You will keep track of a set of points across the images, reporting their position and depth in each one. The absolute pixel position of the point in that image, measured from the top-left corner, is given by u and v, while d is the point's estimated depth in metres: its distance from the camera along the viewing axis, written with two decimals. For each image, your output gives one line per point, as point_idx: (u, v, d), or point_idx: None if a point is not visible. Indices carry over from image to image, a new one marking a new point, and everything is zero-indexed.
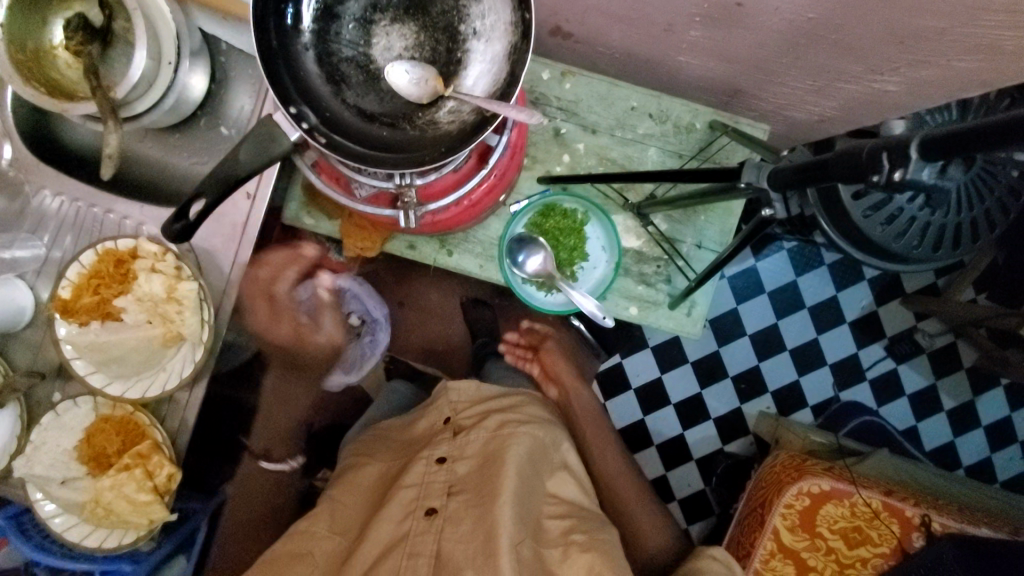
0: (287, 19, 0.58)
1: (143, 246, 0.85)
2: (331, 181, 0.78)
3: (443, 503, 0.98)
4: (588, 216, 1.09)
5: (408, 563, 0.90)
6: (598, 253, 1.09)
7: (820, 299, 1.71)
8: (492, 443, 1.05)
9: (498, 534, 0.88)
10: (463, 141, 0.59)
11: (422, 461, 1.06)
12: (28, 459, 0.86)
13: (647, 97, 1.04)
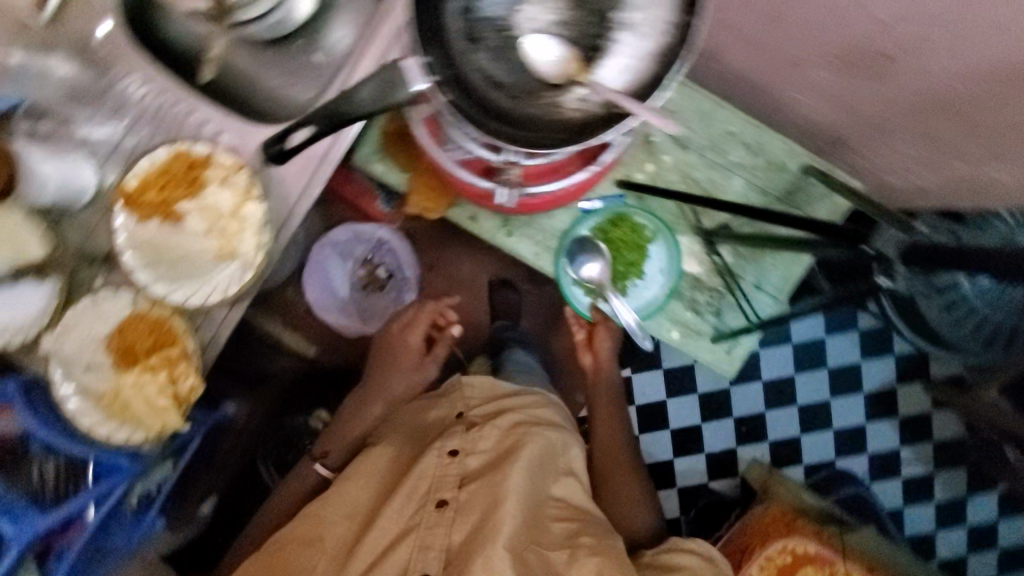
0: None
1: (220, 156, 0.84)
2: (427, 141, 0.82)
3: (454, 496, 1.05)
4: (656, 234, 1.04)
5: (418, 556, 1.00)
6: (656, 274, 1.04)
7: (842, 363, 1.64)
8: (505, 444, 1.11)
9: (500, 535, 0.97)
10: (586, 134, 0.57)
11: (435, 451, 1.11)
12: (59, 337, 0.86)
13: (748, 125, 1.00)
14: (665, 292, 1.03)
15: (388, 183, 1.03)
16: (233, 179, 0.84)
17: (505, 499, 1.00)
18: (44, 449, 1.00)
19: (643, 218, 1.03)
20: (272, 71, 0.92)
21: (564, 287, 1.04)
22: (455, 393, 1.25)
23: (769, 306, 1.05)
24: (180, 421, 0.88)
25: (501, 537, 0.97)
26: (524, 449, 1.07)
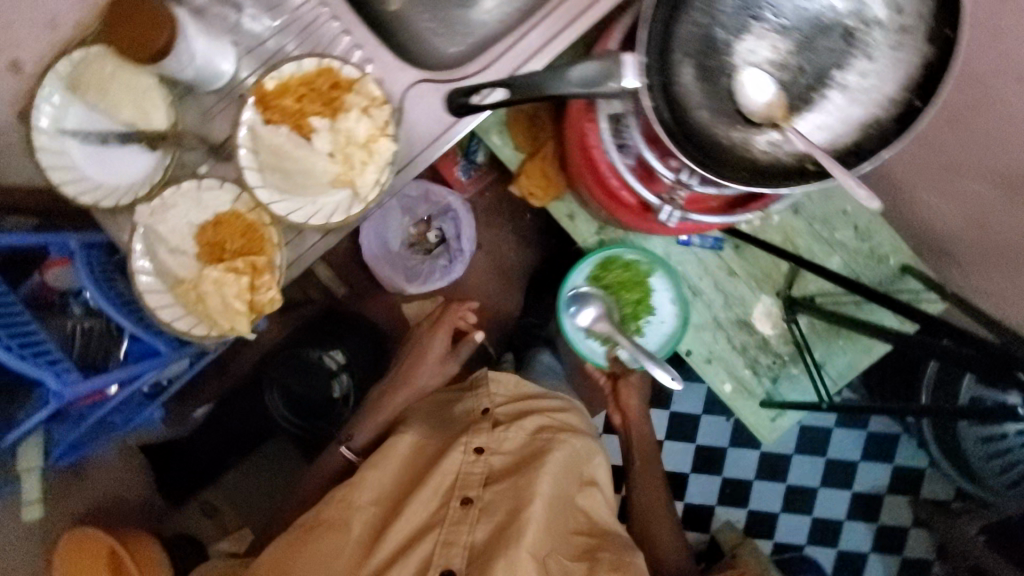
0: None
1: (366, 84, 0.83)
2: (586, 139, 0.81)
3: (479, 495, 1.05)
4: (649, 270, 1.04)
5: (441, 552, 0.99)
6: (662, 313, 1.05)
7: (841, 458, 1.72)
8: (529, 448, 1.11)
9: (525, 541, 0.97)
10: (768, 179, 0.64)
11: (460, 447, 1.10)
12: (155, 213, 0.86)
13: (863, 209, 1.00)
14: (677, 325, 1.04)
15: (500, 157, 1.02)
16: (370, 111, 0.82)
17: (531, 506, 1.00)
18: (84, 313, 1.10)
19: (634, 258, 1.04)
20: (424, 12, 0.93)
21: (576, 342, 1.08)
22: (481, 387, 1.23)
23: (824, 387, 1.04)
24: (249, 327, 0.87)
25: (527, 544, 0.96)
26: (550, 458, 1.07)
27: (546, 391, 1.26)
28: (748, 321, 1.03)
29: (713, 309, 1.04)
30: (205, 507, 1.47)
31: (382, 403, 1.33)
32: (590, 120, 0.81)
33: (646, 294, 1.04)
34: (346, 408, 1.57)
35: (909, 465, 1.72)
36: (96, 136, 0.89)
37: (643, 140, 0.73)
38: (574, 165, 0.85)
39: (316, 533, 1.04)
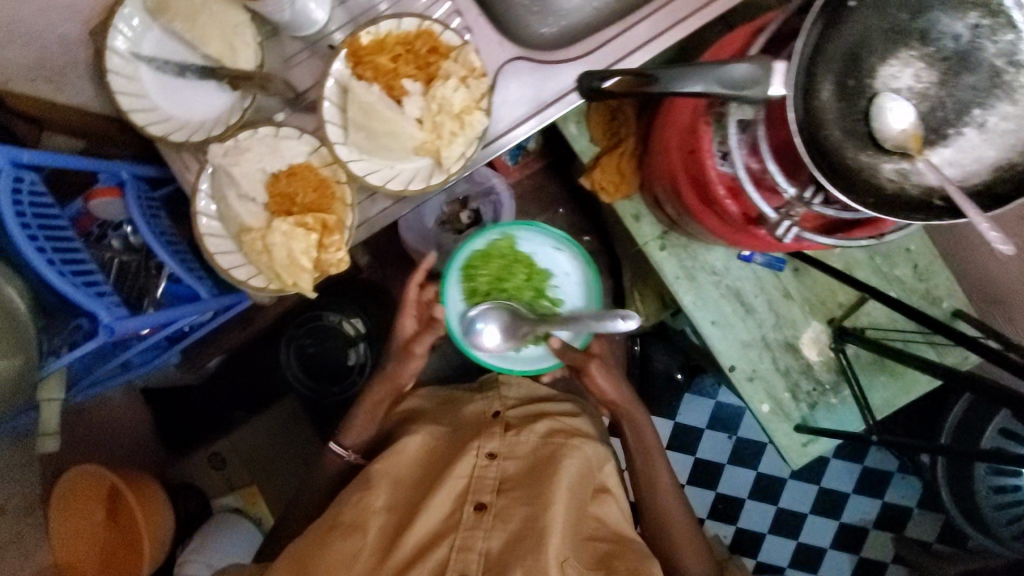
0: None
1: (466, 53, 0.80)
2: (700, 140, 0.68)
3: (494, 500, 1.01)
4: (490, 247, 1.13)
5: (459, 556, 0.95)
6: (558, 283, 1.14)
7: (834, 487, 1.76)
8: (541, 453, 1.08)
9: (548, 548, 0.93)
10: (889, 208, 0.57)
11: (471, 452, 1.06)
12: (228, 154, 0.83)
13: (925, 249, 1.01)
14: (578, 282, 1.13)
15: (574, 147, 1.01)
16: (467, 82, 0.79)
17: (549, 509, 0.97)
18: (123, 247, 1.07)
19: (487, 252, 1.13)
20: None
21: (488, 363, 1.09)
22: (492, 390, 1.22)
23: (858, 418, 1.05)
24: (311, 285, 0.84)
25: (551, 552, 0.92)
26: (566, 464, 1.04)
27: (555, 395, 1.25)
28: (795, 344, 1.04)
29: (762, 329, 1.03)
30: (213, 458, 1.46)
31: (374, 404, 1.19)
32: (708, 121, 0.68)
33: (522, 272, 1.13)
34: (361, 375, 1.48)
35: (897, 503, 1.76)
36: (172, 66, 0.86)
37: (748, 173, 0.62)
38: (671, 170, 0.77)
39: (334, 536, 0.99)
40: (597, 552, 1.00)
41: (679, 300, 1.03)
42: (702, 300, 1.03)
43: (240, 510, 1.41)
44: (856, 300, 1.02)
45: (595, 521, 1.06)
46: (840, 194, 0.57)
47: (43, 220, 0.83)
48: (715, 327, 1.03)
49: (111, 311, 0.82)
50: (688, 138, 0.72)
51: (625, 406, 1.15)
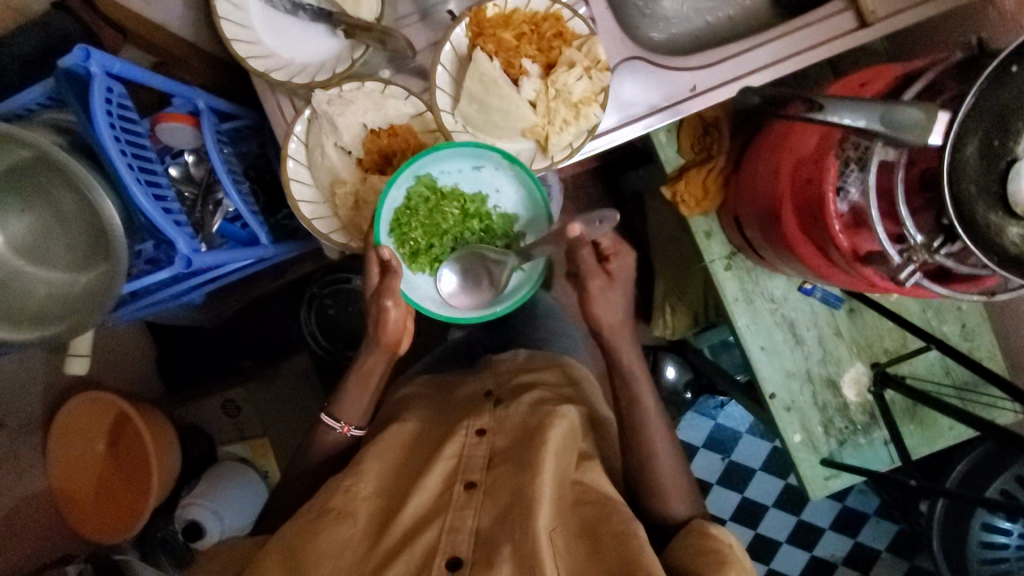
0: (1013, 67, 0.57)
1: (592, 45, 0.79)
2: (826, 172, 0.71)
3: (484, 478, 0.81)
4: (408, 198, 0.80)
5: (447, 539, 0.74)
6: (498, 207, 0.84)
7: (812, 521, 1.80)
8: (529, 422, 0.88)
9: (540, 520, 0.72)
10: (1011, 269, 0.59)
11: (459, 431, 0.88)
12: (332, 103, 0.81)
13: (975, 311, 1.04)
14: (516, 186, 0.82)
15: (661, 157, 1.02)
16: (588, 73, 0.78)
17: (538, 478, 0.76)
18: (181, 176, 1.04)
19: (411, 208, 0.80)
20: None
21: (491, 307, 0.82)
22: (488, 368, 1.08)
23: (881, 461, 1.08)
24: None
25: (541, 524, 0.72)
26: (554, 431, 0.83)
27: (546, 362, 1.07)
28: (836, 382, 1.06)
29: (808, 361, 1.06)
30: (227, 406, 1.37)
31: (366, 376, 0.92)
32: (838, 156, 0.71)
33: (457, 207, 0.81)
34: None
35: (869, 545, 1.81)
36: (284, 3, 0.83)
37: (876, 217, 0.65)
38: (777, 194, 0.80)
39: (321, 522, 0.78)
40: (591, 528, 0.77)
41: (734, 320, 1.04)
42: (756, 324, 1.05)
43: (247, 461, 1.36)
44: (902, 349, 1.05)
45: (594, 502, 0.80)
46: (976, 248, 0.59)
47: (130, 138, 0.80)
48: (764, 352, 1.05)
49: (190, 243, 0.80)
50: (810, 167, 0.74)
51: (617, 339, 0.92)
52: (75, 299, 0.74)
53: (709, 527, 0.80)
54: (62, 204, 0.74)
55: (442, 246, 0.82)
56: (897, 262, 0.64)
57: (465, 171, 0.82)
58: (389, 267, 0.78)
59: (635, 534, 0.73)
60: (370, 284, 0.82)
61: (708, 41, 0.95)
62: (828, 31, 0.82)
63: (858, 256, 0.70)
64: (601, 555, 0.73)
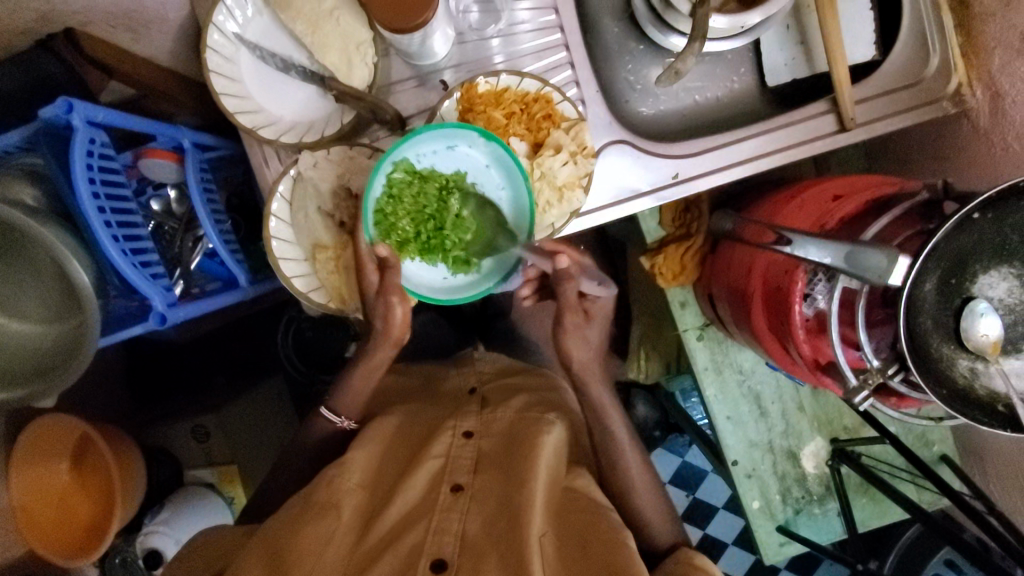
0: (973, 215, 0.60)
1: (581, 130, 0.81)
2: (794, 284, 0.71)
3: (471, 482, 0.80)
4: (388, 186, 0.76)
5: (433, 540, 0.73)
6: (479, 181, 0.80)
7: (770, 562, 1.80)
8: (516, 428, 0.87)
9: (528, 527, 0.71)
10: (957, 404, 0.61)
11: (446, 432, 0.87)
12: (317, 166, 0.82)
13: None
14: (500, 165, 0.79)
15: (643, 228, 1.05)
16: (573, 158, 0.80)
17: (528, 486, 0.76)
18: (161, 211, 1.01)
19: (393, 198, 0.76)
20: (630, 65, 0.96)
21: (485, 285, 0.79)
22: (468, 366, 1.07)
23: (833, 532, 1.12)
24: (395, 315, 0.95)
25: (531, 532, 0.71)
26: (542, 440, 0.83)
27: (530, 370, 1.08)
28: (796, 453, 1.10)
29: (771, 433, 1.09)
30: (196, 430, 1.35)
31: (375, 363, 0.90)
32: (807, 269, 0.72)
33: (439, 189, 0.78)
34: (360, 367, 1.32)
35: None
36: (277, 60, 0.83)
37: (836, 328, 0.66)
38: (748, 287, 0.82)
39: (304, 517, 0.75)
40: (582, 535, 0.76)
41: (703, 388, 1.07)
42: (723, 394, 1.07)
43: (212, 487, 1.34)
44: (860, 425, 1.09)
45: (584, 510, 0.80)
46: (923, 381, 0.60)
47: (109, 190, 0.79)
48: (729, 422, 1.08)
49: (164, 298, 0.79)
50: (780, 273, 0.75)
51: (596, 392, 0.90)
52: (48, 358, 0.75)
53: (692, 556, 0.80)
54: (40, 263, 0.74)
55: (430, 232, 0.78)
56: (853, 384, 0.66)
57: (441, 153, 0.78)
58: (386, 264, 0.75)
59: (622, 545, 0.73)
60: (370, 284, 0.80)
61: (695, 122, 0.96)
62: (808, 132, 0.85)
63: (814, 369, 0.72)
64: (587, 556, 0.73)
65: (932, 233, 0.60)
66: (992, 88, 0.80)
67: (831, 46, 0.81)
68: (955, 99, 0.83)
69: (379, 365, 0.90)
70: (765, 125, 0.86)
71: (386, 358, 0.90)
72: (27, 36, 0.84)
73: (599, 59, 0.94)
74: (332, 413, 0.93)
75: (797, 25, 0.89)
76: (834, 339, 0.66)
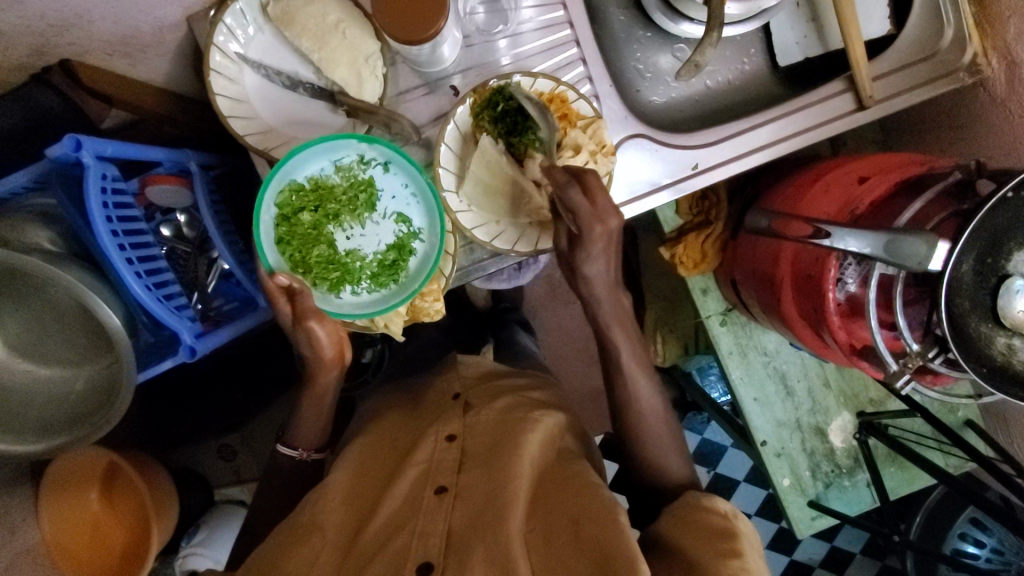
0: (1008, 192, 0.60)
1: (598, 128, 0.80)
2: (826, 272, 0.71)
3: (454, 483, 0.77)
4: (284, 212, 0.78)
5: (419, 544, 0.69)
6: (381, 190, 0.81)
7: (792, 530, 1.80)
8: (501, 427, 0.83)
9: (511, 522, 0.68)
10: (999, 381, 0.62)
11: (429, 438, 0.85)
12: None
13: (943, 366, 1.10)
14: (394, 168, 0.80)
15: (660, 216, 1.05)
16: (594, 157, 0.79)
17: (513, 478, 0.74)
18: (172, 236, 0.98)
19: (290, 224, 0.78)
20: (639, 53, 0.94)
21: (403, 293, 0.81)
22: (449, 372, 1.03)
23: (864, 502, 1.13)
24: (400, 329, 0.86)
25: (514, 527, 0.68)
26: (529, 436, 0.81)
27: (521, 370, 1.05)
28: (824, 430, 1.11)
29: (798, 411, 1.10)
30: (223, 450, 1.38)
31: (321, 396, 0.89)
32: (839, 255, 0.71)
33: (338, 200, 0.79)
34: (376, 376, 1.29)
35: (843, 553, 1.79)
36: (283, 78, 0.81)
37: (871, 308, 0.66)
38: (775, 275, 0.82)
39: (289, 543, 0.74)
40: (571, 517, 0.70)
41: (728, 372, 1.07)
42: (749, 376, 1.08)
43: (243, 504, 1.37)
44: (885, 396, 1.11)
45: (574, 485, 0.75)
46: (965, 361, 0.61)
47: (127, 227, 0.78)
48: (756, 404, 1.08)
49: (192, 330, 0.79)
50: (809, 261, 0.75)
51: None
52: (82, 404, 0.75)
53: (701, 498, 0.73)
54: (60, 308, 0.72)
55: (338, 252, 0.80)
56: (893, 368, 0.67)
57: (332, 166, 0.79)
58: (293, 290, 0.76)
59: (615, 520, 0.67)
60: (285, 317, 0.79)
61: (707, 107, 0.95)
62: (824, 113, 0.84)
63: (851, 355, 0.72)
64: (581, 539, 0.66)
65: (968, 214, 0.60)
66: (1009, 57, 0.79)
67: (846, 22, 0.79)
68: (972, 69, 0.82)
69: (319, 393, 0.88)
70: (779, 107, 0.85)
71: (328, 386, 0.88)
72: (22, 70, 0.81)
73: (607, 51, 0.92)
74: (288, 448, 0.92)
75: (807, 3, 0.88)
76: (871, 326, 0.65)
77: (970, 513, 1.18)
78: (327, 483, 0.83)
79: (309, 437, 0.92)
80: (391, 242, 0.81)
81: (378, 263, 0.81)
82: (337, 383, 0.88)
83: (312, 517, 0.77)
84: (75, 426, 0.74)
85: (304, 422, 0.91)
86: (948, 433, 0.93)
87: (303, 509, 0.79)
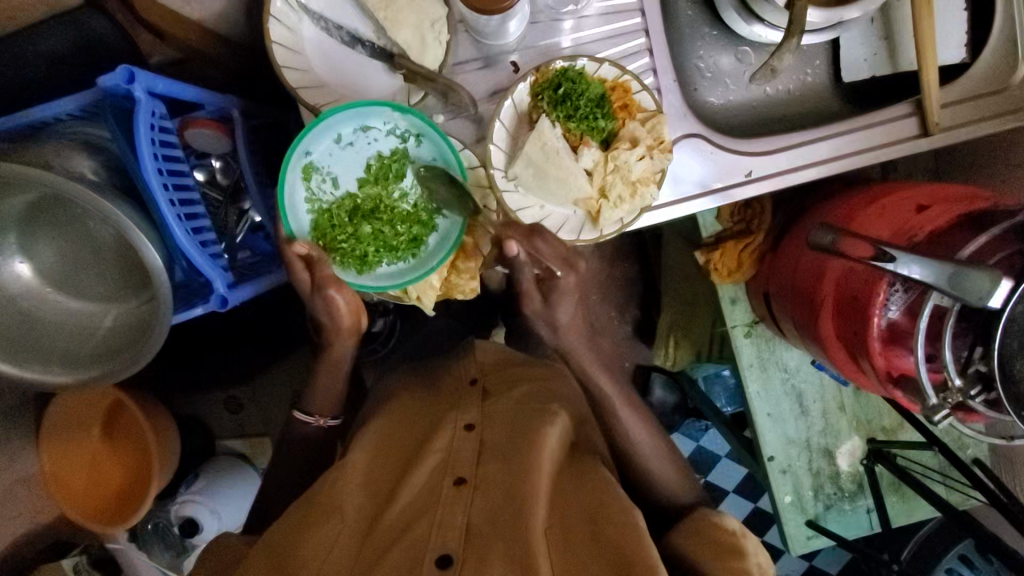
0: None
1: (659, 123, 0.78)
2: (875, 296, 0.70)
3: (475, 475, 0.76)
4: (307, 175, 0.78)
5: (437, 535, 0.68)
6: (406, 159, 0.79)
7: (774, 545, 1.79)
8: (518, 423, 0.83)
9: (532, 519, 0.68)
10: None
11: (447, 426, 0.84)
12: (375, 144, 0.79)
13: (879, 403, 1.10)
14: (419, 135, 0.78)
15: (699, 221, 1.04)
16: (650, 151, 0.77)
17: (533, 473, 0.73)
18: (205, 181, 0.95)
19: (319, 192, 0.79)
20: (701, 51, 0.91)
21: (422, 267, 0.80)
22: (465, 356, 1.02)
23: (861, 527, 1.14)
24: (433, 303, 0.85)
25: (536, 526, 0.67)
26: (548, 432, 0.80)
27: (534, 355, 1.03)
28: (832, 451, 1.11)
29: (809, 430, 1.10)
30: (229, 402, 1.37)
31: (339, 365, 0.90)
32: (890, 280, 0.70)
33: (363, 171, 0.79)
34: (385, 346, 1.23)
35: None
36: (341, 33, 0.79)
37: (919, 345, 0.64)
38: (817, 296, 0.81)
39: (306, 522, 0.73)
40: (590, 517, 0.71)
41: (746, 384, 1.07)
42: (766, 391, 1.07)
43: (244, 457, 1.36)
44: (898, 426, 1.11)
45: (586, 481, 0.77)
46: (1005, 400, 0.60)
47: (170, 167, 0.77)
48: (769, 419, 1.08)
49: (224, 279, 0.77)
50: (858, 282, 0.74)
51: None
52: (109, 339, 0.75)
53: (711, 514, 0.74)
54: (98, 239, 0.75)
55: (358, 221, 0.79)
56: (932, 401, 0.66)
57: (359, 132, 0.78)
58: (311, 259, 0.78)
59: (634, 524, 0.68)
60: (303, 283, 0.82)
61: (764, 114, 0.93)
62: (888, 135, 0.83)
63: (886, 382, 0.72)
64: (596, 542, 0.67)
65: None
66: None
67: (924, 44, 0.78)
68: None
69: (334, 359, 0.89)
70: (842, 123, 0.84)
71: (345, 352, 0.89)
72: None
73: (672, 44, 0.90)
74: (305, 415, 0.91)
75: (882, 19, 0.86)
76: (917, 358, 0.65)
77: (962, 550, 1.17)
78: (343, 461, 0.82)
79: (325, 401, 0.92)
80: (413, 216, 0.80)
81: (397, 236, 0.79)
82: (351, 353, 0.90)
83: (329, 493, 0.76)
84: (101, 362, 0.73)
85: (319, 394, 0.91)
86: (960, 469, 0.91)
87: (319, 483, 0.79)
